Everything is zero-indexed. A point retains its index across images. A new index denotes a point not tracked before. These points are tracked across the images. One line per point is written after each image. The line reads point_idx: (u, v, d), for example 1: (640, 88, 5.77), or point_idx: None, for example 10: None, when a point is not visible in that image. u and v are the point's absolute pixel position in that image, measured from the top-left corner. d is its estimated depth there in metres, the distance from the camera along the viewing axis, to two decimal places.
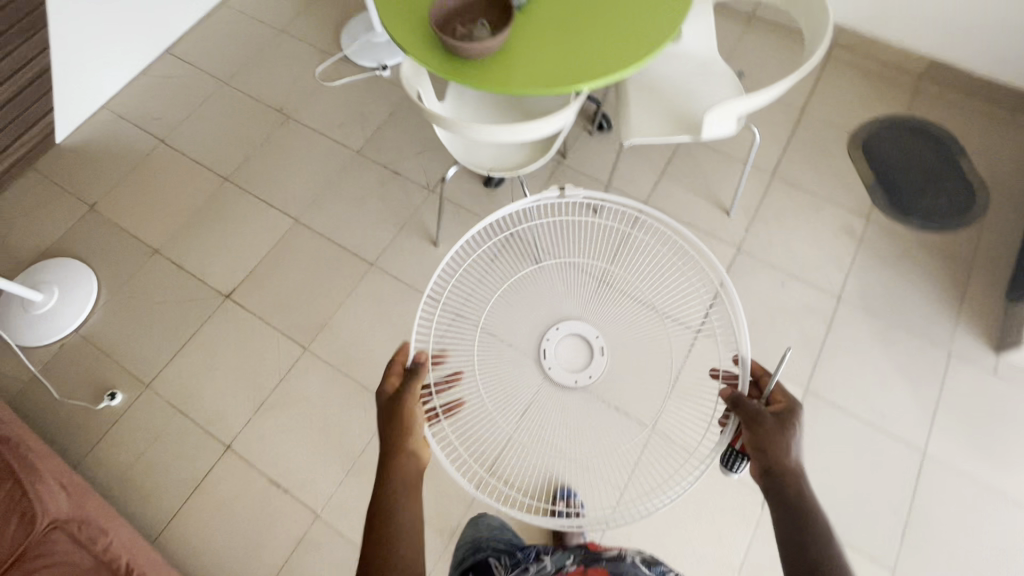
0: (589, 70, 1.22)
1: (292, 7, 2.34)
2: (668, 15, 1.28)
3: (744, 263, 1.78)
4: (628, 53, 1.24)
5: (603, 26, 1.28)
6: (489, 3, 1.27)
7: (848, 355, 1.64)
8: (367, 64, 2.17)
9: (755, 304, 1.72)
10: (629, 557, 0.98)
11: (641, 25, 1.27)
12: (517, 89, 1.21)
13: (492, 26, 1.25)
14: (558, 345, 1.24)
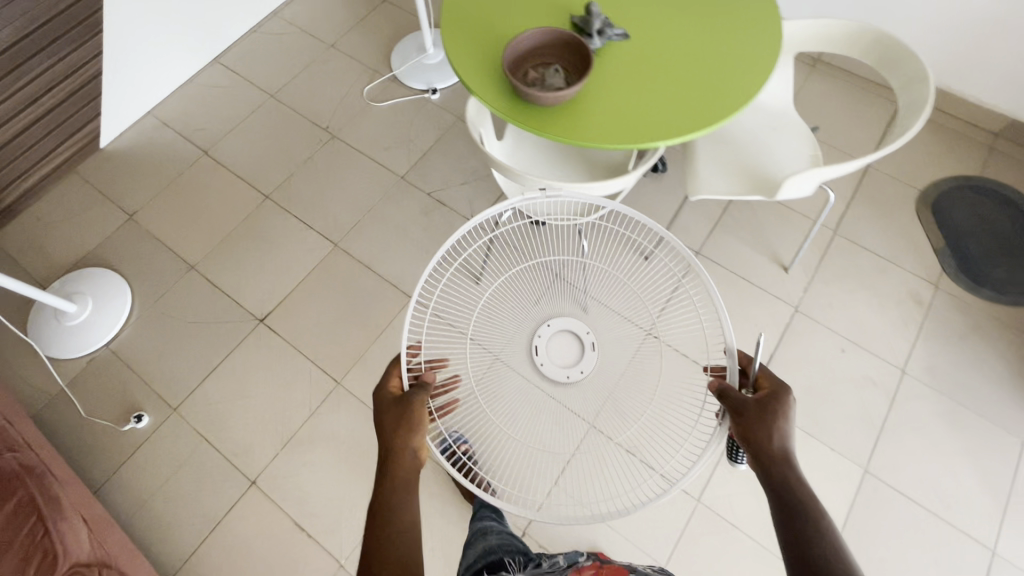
0: (664, 127, 1.15)
1: (344, 23, 2.31)
2: (753, 73, 1.21)
3: (801, 324, 1.69)
4: (709, 111, 1.17)
5: (682, 80, 1.21)
6: (565, 47, 1.20)
7: (911, 434, 1.54)
8: (416, 86, 2.13)
9: (812, 371, 1.62)
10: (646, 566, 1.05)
11: (724, 81, 1.20)
12: (588, 142, 1.14)
13: (567, 73, 1.18)
14: (549, 339, 1.21)
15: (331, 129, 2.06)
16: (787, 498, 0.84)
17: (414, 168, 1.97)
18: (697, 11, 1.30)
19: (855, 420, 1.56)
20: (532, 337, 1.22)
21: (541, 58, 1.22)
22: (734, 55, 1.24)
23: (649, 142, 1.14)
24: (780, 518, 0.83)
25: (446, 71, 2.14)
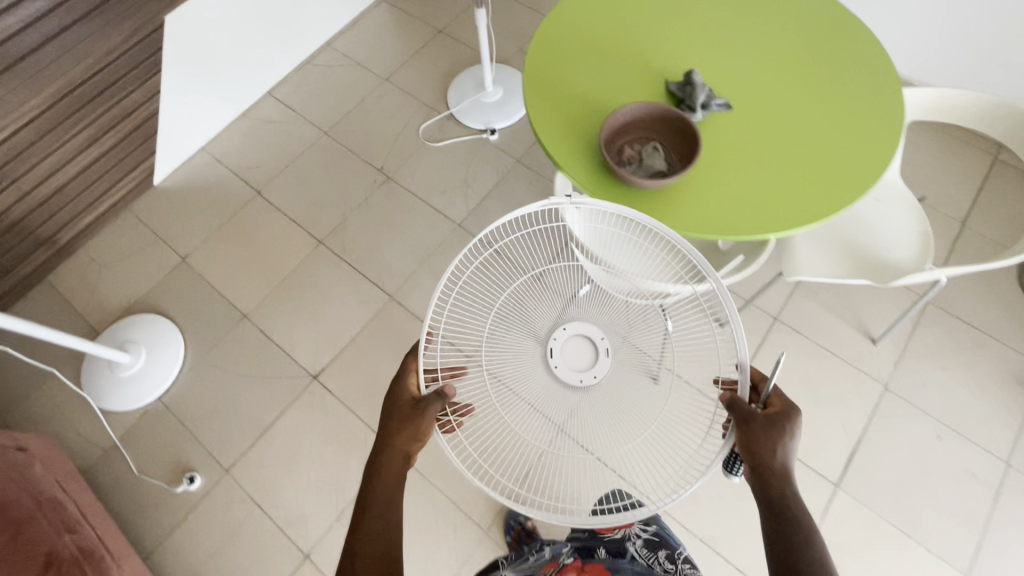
0: (774, 218, 1.05)
1: (399, 55, 2.24)
2: (875, 157, 1.09)
3: (892, 405, 1.56)
4: (824, 202, 1.05)
5: (794, 162, 1.10)
6: (665, 123, 1.09)
7: (1017, 538, 1.40)
8: (474, 126, 2.05)
9: (904, 459, 1.50)
10: (633, 542, 1.16)
11: (841, 166, 1.08)
12: (689, 233, 1.04)
13: (667, 154, 1.08)
14: (564, 341, 1.07)
15: (387, 171, 1.99)
16: (781, 516, 0.81)
17: (472, 215, 1.90)
18: (810, 80, 1.18)
19: (951, 517, 1.43)
20: (548, 336, 1.09)
21: (639, 132, 1.12)
22: (852, 134, 1.11)
23: (756, 235, 1.04)
24: (772, 537, 0.80)
25: (506, 111, 2.06)
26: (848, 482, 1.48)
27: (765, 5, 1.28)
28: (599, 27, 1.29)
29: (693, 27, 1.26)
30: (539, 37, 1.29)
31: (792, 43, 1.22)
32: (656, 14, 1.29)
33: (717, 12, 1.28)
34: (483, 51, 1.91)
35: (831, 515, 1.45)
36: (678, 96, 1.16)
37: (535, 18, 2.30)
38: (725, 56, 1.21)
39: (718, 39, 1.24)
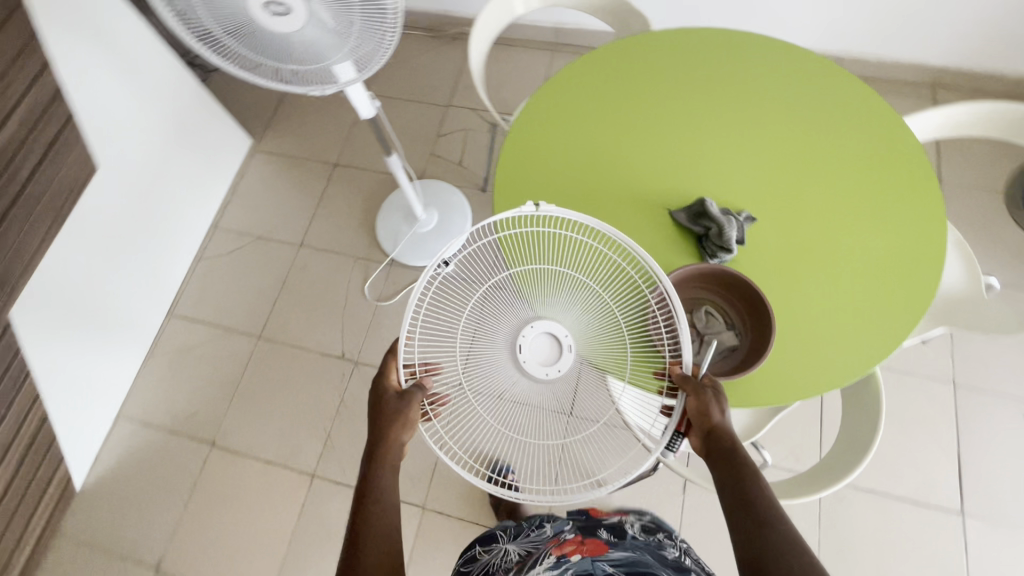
0: (876, 326, 0.94)
1: (304, 211, 1.94)
2: (920, 249, 0.99)
3: (968, 399, 1.49)
4: (890, 320, 0.94)
5: (855, 251, 0.99)
6: (714, 283, 0.93)
7: None
8: (422, 263, 1.79)
9: (1007, 453, 1.43)
10: (630, 525, 1.09)
11: (887, 266, 0.98)
12: (806, 396, 0.90)
13: (728, 318, 0.93)
14: (533, 336, 0.90)
15: (352, 356, 1.71)
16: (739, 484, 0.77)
17: None
18: (821, 161, 1.06)
19: None
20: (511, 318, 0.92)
21: (683, 293, 0.96)
22: (887, 223, 1.01)
23: (840, 383, 0.91)
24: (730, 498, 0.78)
25: (449, 233, 1.81)
26: (970, 503, 1.40)
27: (742, 83, 1.15)
28: (570, 162, 1.13)
29: (673, 130, 1.13)
30: (509, 189, 1.11)
31: (787, 122, 1.11)
32: (626, 127, 1.15)
33: (693, 106, 1.15)
34: (406, 187, 1.64)
35: (972, 549, 1.36)
36: (696, 233, 0.99)
37: (433, 114, 2.06)
38: (723, 161, 1.08)
39: (706, 139, 1.11)
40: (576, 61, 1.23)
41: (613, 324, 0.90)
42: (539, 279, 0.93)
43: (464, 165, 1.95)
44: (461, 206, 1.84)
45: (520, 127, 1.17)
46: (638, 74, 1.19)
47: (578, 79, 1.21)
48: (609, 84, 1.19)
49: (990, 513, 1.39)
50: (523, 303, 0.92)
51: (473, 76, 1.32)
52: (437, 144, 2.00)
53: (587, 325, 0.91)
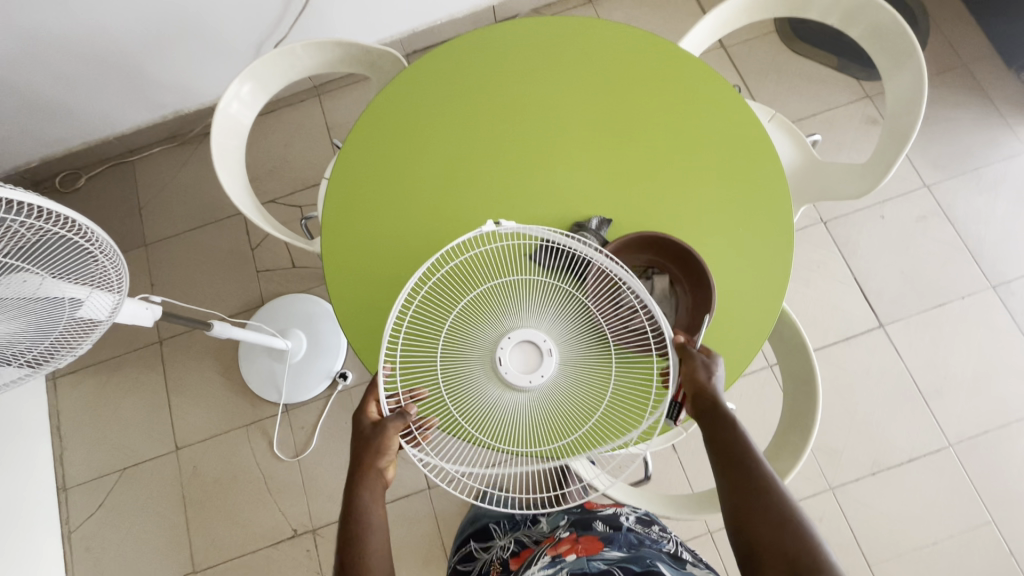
0: (766, 255, 0.95)
1: (156, 410, 1.62)
2: (760, 180, 0.98)
3: (840, 226, 1.62)
4: (768, 258, 0.94)
5: (713, 193, 0.98)
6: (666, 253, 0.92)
7: (980, 226, 1.60)
8: (319, 388, 1.59)
9: (888, 254, 1.59)
10: (625, 518, 1.05)
11: (742, 196, 0.97)
12: (747, 357, 0.92)
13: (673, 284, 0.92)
14: (509, 348, 0.84)
15: (307, 526, 1.52)
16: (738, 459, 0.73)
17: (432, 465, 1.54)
18: (646, 118, 1.02)
19: (950, 260, 1.58)
20: (482, 333, 0.88)
21: (636, 265, 0.93)
22: (723, 166, 0.99)
23: (761, 337, 0.92)
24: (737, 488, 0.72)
25: (327, 343, 1.61)
26: (884, 314, 1.55)
27: (556, 55, 1.06)
28: (406, 255, 1.01)
29: (492, 159, 1.03)
30: (359, 319, 0.99)
31: (592, 104, 1.03)
32: (449, 172, 1.03)
33: (496, 117, 1.04)
34: (252, 336, 1.41)
35: (902, 349, 1.52)
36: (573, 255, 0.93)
37: (234, 228, 1.77)
38: (549, 173, 1.01)
39: (524, 158, 1.02)
40: (358, 122, 1.07)
41: (589, 334, 0.88)
42: (513, 293, 0.90)
43: (299, 265, 1.72)
44: (321, 309, 1.63)
45: (335, 238, 1.02)
46: (430, 112, 1.06)
47: (369, 147, 1.05)
48: (405, 139, 1.05)
49: (900, 310, 1.55)
50: (490, 318, 0.89)
51: (246, 212, 1.08)
52: (258, 259, 1.74)
53: (563, 334, 0.87)
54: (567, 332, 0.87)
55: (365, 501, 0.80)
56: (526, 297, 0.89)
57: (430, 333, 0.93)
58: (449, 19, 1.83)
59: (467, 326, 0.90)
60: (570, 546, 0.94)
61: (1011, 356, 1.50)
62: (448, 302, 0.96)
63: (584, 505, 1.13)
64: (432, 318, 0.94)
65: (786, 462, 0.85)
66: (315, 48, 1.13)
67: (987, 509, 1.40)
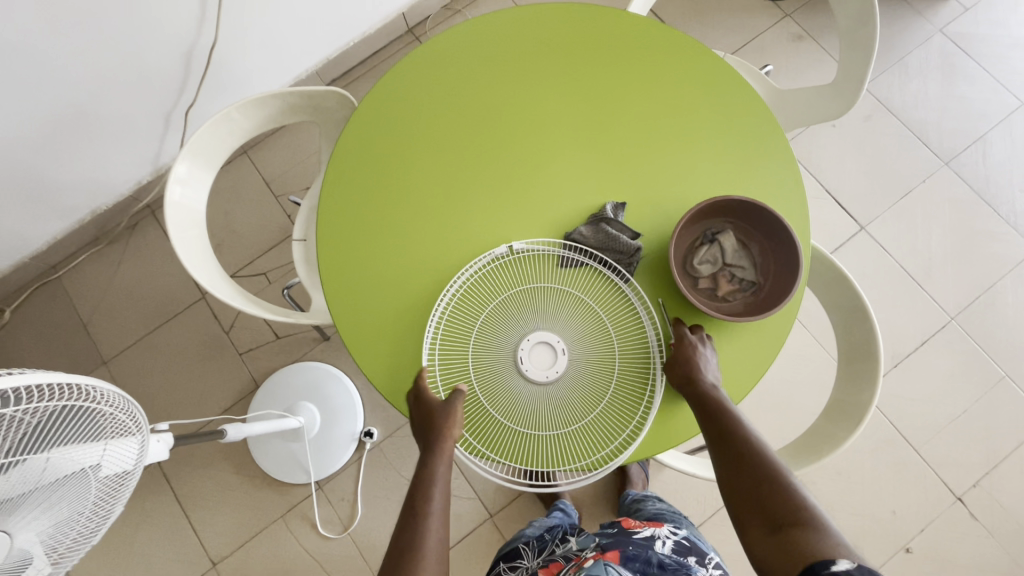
0: (778, 197, 0.94)
1: (178, 531, 1.48)
2: (751, 129, 0.96)
3: (798, 145, 1.66)
4: (784, 197, 0.94)
5: (711, 146, 0.95)
6: (749, 217, 0.85)
7: (919, 110, 1.69)
8: (345, 453, 1.50)
9: (849, 158, 1.66)
10: (661, 542, 0.92)
11: (737, 146, 0.96)
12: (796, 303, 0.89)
13: (758, 249, 0.86)
14: (529, 349, 0.84)
15: None
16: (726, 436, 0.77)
17: (487, 493, 1.48)
18: (620, 89, 0.98)
19: (903, 148, 1.66)
20: (507, 329, 0.86)
21: (707, 227, 0.87)
22: (712, 120, 0.97)
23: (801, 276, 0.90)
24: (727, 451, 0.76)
25: (341, 406, 1.51)
26: (862, 216, 1.62)
27: (512, 39, 1.00)
28: (410, 285, 0.90)
29: (482, 152, 0.95)
30: (400, 382, 0.88)
31: (562, 82, 0.98)
32: (429, 181, 0.94)
33: (465, 112, 0.97)
34: (265, 425, 1.30)
35: (886, 244, 1.59)
36: (600, 241, 0.88)
37: (199, 316, 1.63)
38: (536, 162, 0.94)
39: (517, 150, 0.95)
40: (336, 145, 0.96)
41: (609, 336, 0.87)
42: (533, 296, 0.88)
43: (283, 334, 1.60)
44: (324, 372, 1.53)
45: (338, 284, 0.91)
46: (411, 114, 0.97)
47: (352, 172, 0.95)
48: (388, 152, 0.95)
49: (874, 208, 1.62)
50: (513, 313, 0.87)
51: (215, 291, 0.97)
52: (237, 342, 1.61)
53: (576, 329, 0.87)
54: (584, 329, 0.87)
55: (426, 475, 0.77)
56: (544, 301, 0.88)
57: (464, 337, 0.87)
58: (360, 37, 1.72)
59: (494, 323, 0.87)
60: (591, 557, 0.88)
61: (978, 222, 1.61)
62: (476, 300, 0.89)
63: (620, 524, 0.98)
64: (459, 317, 0.88)
65: (861, 391, 0.86)
66: (251, 107, 1.02)
67: (999, 365, 1.50)
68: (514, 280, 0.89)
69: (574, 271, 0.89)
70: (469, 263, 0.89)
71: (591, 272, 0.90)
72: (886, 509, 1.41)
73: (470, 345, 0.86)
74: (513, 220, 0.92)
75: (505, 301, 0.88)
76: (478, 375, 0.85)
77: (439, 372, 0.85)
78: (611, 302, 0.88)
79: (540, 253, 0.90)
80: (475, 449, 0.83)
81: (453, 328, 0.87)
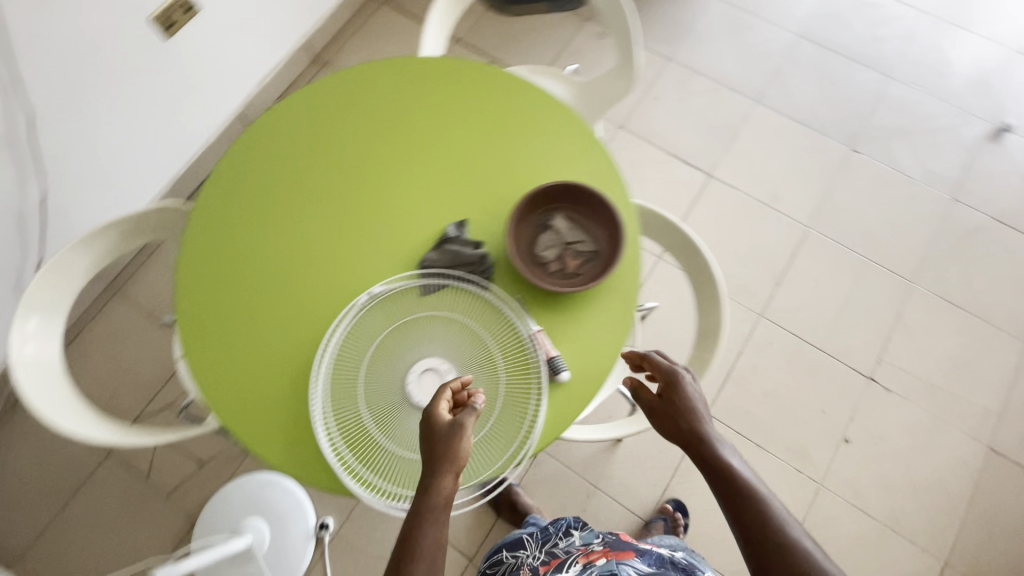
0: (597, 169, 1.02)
1: None
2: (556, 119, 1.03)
3: (633, 124, 1.84)
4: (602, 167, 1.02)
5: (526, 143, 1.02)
6: (571, 195, 0.93)
7: (719, 65, 1.92)
8: (306, 553, 1.42)
9: (678, 121, 1.84)
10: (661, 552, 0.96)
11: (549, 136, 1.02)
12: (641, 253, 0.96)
13: (589, 220, 0.94)
14: (416, 381, 0.88)
15: None
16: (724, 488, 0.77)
17: (461, 537, 1.44)
18: (430, 120, 1.03)
19: (719, 99, 1.87)
20: (390, 371, 0.90)
21: (540, 216, 0.95)
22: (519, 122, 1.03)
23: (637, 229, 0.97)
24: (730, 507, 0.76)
25: (287, 508, 1.45)
26: (707, 164, 1.79)
27: (318, 106, 1.04)
28: (287, 362, 0.91)
29: (319, 209, 0.98)
30: (303, 456, 0.88)
31: (376, 131, 1.02)
32: (278, 259, 0.96)
33: (294, 186, 0.99)
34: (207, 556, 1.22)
35: (734, 182, 1.77)
36: (447, 259, 0.93)
37: (112, 472, 1.52)
38: (374, 210, 0.98)
39: (352, 197, 0.99)
40: (180, 245, 0.98)
41: (487, 343, 0.91)
42: (406, 332, 0.92)
43: (208, 458, 1.53)
44: (260, 480, 1.47)
45: (209, 377, 0.90)
46: (243, 194, 0.99)
47: (198, 266, 0.96)
48: (229, 236, 0.97)
49: (713, 155, 1.80)
50: (392, 354, 0.91)
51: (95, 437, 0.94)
52: (161, 483, 1.51)
53: (455, 347, 0.91)
54: (462, 344, 0.91)
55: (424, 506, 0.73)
56: (418, 332, 0.92)
57: (352, 392, 0.89)
58: (203, 146, 1.73)
59: (376, 369, 0.90)
60: (600, 554, 0.92)
61: (798, 141, 1.82)
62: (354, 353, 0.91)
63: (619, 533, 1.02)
64: (342, 375, 0.89)
65: (714, 311, 0.94)
66: (83, 245, 1.01)
67: (859, 253, 1.69)
68: (386, 322, 0.92)
69: (437, 295, 0.93)
70: (335, 320, 0.92)
71: (453, 290, 0.94)
72: (816, 410, 1.52)
73: (360, 397, 0.88)
74: (367, 267, 0.95)
75: (382, 344, 0.91)
76: (376, 422, 0.87)
77: (337, 433, 0.87)
78: (479, 311, 0.93)
79: (401, 289, 0.94)
80: (391, 492, 0.84)
81: (338, 386, 0.89)
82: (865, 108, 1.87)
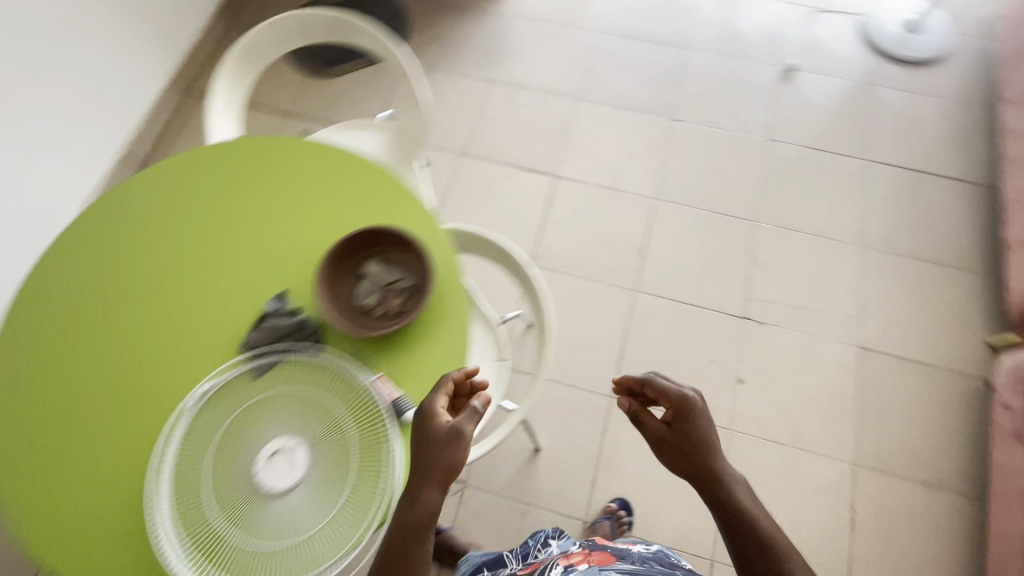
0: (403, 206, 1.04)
1: None
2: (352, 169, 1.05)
3: (473, 148, 1.91)
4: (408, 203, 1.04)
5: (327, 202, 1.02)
6: (376, 238, 0.95)
7: (537, 74, 2.04)
8: None
9: (513, 134, 1.94)
10: (639, 549, 0.93)
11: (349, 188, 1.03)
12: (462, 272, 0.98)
13: (401, 256, 0.95)
14: (263, 467, 0.84)
15: None
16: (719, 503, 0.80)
17: None
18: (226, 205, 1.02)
19: (544, 106, 1.99)
20: (236, 466, 0.85)
21: (354, 266, 0.95)
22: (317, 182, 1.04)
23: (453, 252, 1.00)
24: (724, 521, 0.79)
25: None
26: (549, 166, 1.88)
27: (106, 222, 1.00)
28: (123, 493, 0.85)
29: (128, 326, 0.94)
30: None
31: (172, 230, 1.00)
32: (93, 390, 0.90)
33: (96, 311, 0.95)
34: None
35: (578, 175, 1.87)
36: (269, 335, 0.92)
37: None
38: (186, 310, 0.95)
39: (159, 301, 0.95)
40: None
41: (329, 406, 0.89)
42: (244, 420, 0.88)
43: None
44: None
45: (39, 539, 0.83)
46: (40, 330, 0.93)
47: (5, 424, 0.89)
48: (32, 383, 0.91)
49: (553, 156, 1.90)
50: (234, 447, 0.86)
51: None
52: None
53: (298, 420, 0.88)
54: (304, 414, 0.88)
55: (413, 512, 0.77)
56: (257, 417, 0.88)
57: (198, 501, 0.83)
58: None
59: (219, 468, 0.85)
60: (584, 557, 0.88)
61: (625, 124, 1.96)
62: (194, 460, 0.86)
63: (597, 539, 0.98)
64: (184, 486, 0.84)
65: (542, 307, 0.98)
66: None
67: (704, 207, 1.82)
68: (221, 417, 0.88)
69: (269, 373, 0.91)
70: (164, 433, 0.87)
71: (285, 363, 0.92)
72: (706, 360, 1.61)
73: (208, 503, 0.83)
74: (189, 368, 0.91)
75: (222, 440, 0.87)
76: (230, 523, 0.82)
77: (188, 551, 0.81)
78: (315, 376, 0.91)
79: (229, 379, 0.90)
80: None
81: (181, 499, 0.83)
82: (674, 81, 2.04)
